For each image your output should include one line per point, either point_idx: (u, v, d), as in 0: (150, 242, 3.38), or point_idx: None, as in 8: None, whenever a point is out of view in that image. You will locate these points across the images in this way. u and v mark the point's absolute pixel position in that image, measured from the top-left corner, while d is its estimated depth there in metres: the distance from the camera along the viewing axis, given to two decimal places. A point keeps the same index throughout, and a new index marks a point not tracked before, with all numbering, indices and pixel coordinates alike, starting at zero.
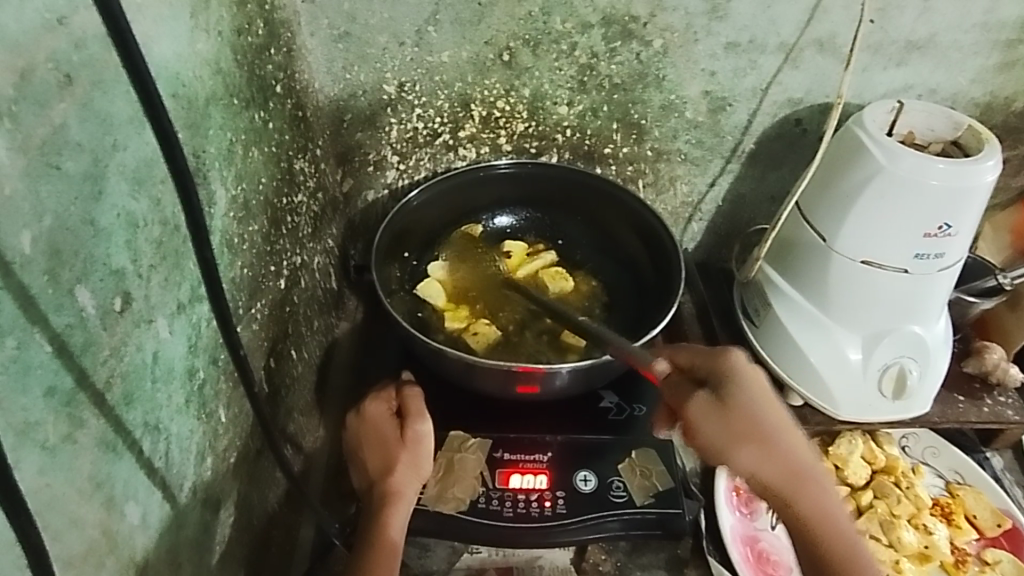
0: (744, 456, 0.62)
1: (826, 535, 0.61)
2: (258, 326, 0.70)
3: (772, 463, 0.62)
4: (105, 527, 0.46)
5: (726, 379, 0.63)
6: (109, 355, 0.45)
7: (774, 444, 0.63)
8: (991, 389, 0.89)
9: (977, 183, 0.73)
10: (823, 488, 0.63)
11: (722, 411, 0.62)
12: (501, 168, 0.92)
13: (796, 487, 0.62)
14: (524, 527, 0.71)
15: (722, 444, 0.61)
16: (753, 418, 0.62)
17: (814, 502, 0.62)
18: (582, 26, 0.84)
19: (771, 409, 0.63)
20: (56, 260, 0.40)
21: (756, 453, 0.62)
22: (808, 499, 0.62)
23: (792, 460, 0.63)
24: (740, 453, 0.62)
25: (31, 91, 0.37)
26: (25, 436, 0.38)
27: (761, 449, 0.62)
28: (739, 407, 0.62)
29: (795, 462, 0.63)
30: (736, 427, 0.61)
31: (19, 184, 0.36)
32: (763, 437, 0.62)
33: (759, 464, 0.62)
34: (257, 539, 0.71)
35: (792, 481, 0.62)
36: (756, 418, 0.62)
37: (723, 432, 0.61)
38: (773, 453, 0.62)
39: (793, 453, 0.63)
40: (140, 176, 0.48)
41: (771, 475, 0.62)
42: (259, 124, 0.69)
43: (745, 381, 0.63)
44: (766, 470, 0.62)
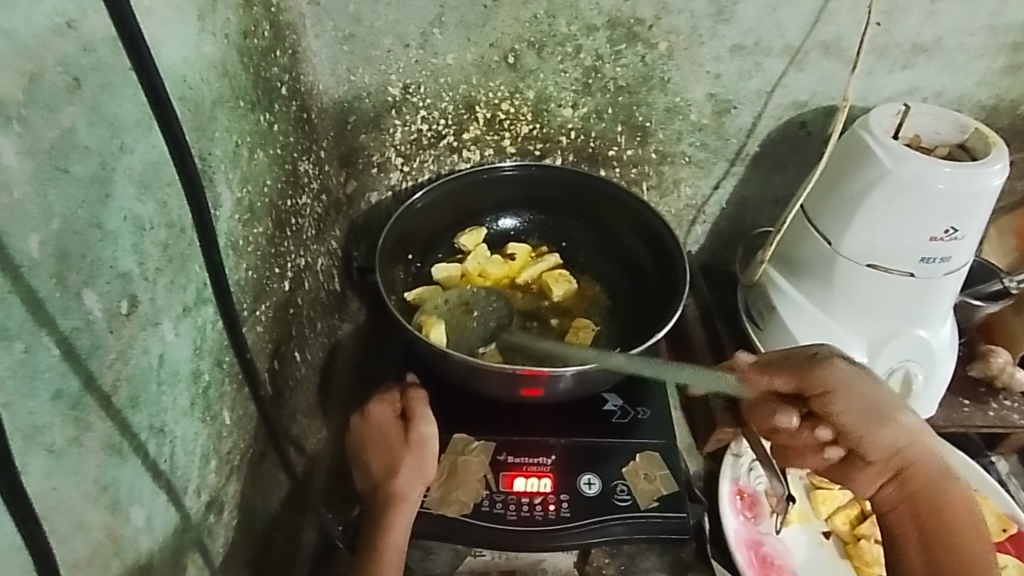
0: (879, 428, 0.63)
1: (955, 513, 0.62)
2: (262, 328, 0.70)
3: (903, 440, 0.64)
4: (111, 529, 0.46)
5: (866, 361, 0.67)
6: (115, 359, 0.45)
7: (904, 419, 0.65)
8: (996, 394, 0.89)
9: (984, 187, 0.73)
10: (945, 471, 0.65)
11: (855, 383, 0.64)
12: (505, 170, 0.91)
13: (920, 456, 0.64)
14: (527, 531, 0.71)
15: (852, 416, 0.64)
16: (878, 393, 0.65)
17: (940, 477, 0.64)
18: (587, 28, 0.84)
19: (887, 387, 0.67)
20: (63, 263, 0.40)
21: (889, 425, 0.64)
22: (936, 474, 0.64)
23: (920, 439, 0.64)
24: (873, 425, 0.63)
25: (40, 95, 0.37)
26: (32, 439, 0.38)
27: (893, 424, 0.64)
28: (864, 382, 0.65)
29: (924, 441, 0.64)
30: (868, 397, 0.64)
31: (28, 187, 0.36)
32: (891, 410, 0.64)
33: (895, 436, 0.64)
34: (261, 542, 0.71)
35: (923, 458, 0.64)
36: (881, 391, 0.65)
37: (851, 402, 0.64)
38: (906, 429, 0.64)
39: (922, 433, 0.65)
40: (146, 179, 0.48)
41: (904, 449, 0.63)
42: (265, 126, 0.69)
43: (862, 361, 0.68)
44: (902, 444, 0.64)
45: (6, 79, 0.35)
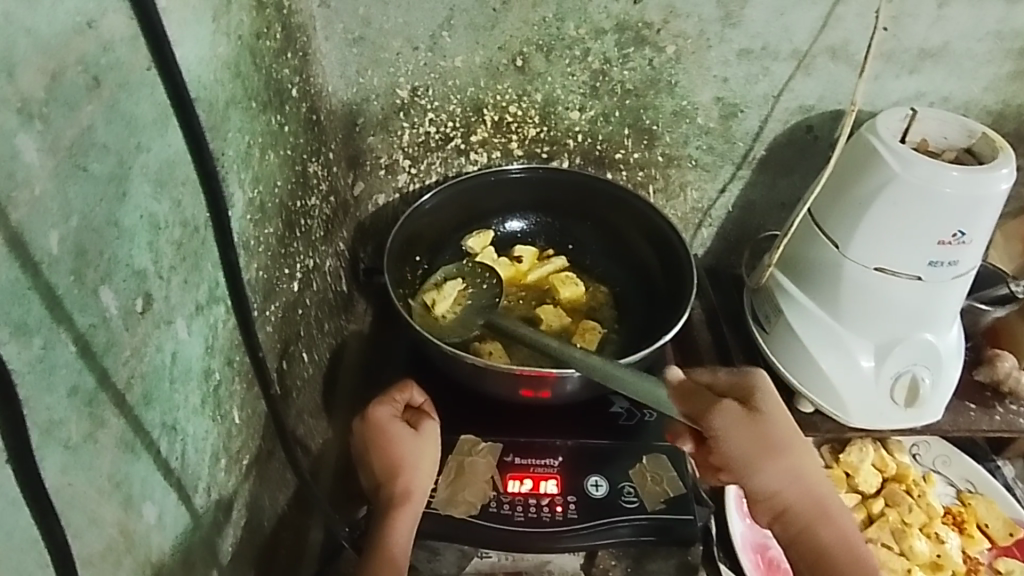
0: (772, 471, 0.61)
1: (827, 537, 0.62)
2: (272, 327, 0.70)
3: (788, 478, 0.61)
4: (123, 526, 0.46)
5: (757, 401, 0.61)
6: (130, 356, 0.45)
7: (773, 460, 0.60)
8: (1003, 398, 0.88)
9: (991, 192, 0.73)
10: (825, 496, 0.63)
11: (754, 431, 0.59)
12: (513, 172, 0.92)
13: (812, 506, 0.62)
14: (533, 531, 0.71)
15: (748, 462, 0.60)
16: (770, 434, 0.60)
17: (818, 514, 0.62)
18: (595, 32, 0.84)
19: (781, 427, 0.60)
20: (81, 259, 0.40)
21: (780, 464, 0.61)
22: (812, 510, 0.62)
23: (794, 475, 0.62)
24: (764, 471, 0.60)
25: (61, 93, 0.38)
26: (48, 435, 0.38)
27: (756, 468, 0.60)
28: (764, 430, 0.59)
29: (800, 473, 0.62)
30: (757, 445, 0.59)
31: (48, 184, 0.37)
32: (782, 449, 0.61)
33: (783, 474, 0.61)
34: (267, 542, 0.71)
35: (797, 493, 0.62)
36: (779, 439, 0.60)
37: (745, 452, 0.59)
38: (791, 466, 0.62)
39: (794, 467, 0.62)
40: (162, 178, 0.48)
41: (790, 489, 0.62)
42: (276, 127, 0.69)
43: (766, 395, 0.62)
44: (785, 484, 0.61)
45: (29, 76, 0.35)
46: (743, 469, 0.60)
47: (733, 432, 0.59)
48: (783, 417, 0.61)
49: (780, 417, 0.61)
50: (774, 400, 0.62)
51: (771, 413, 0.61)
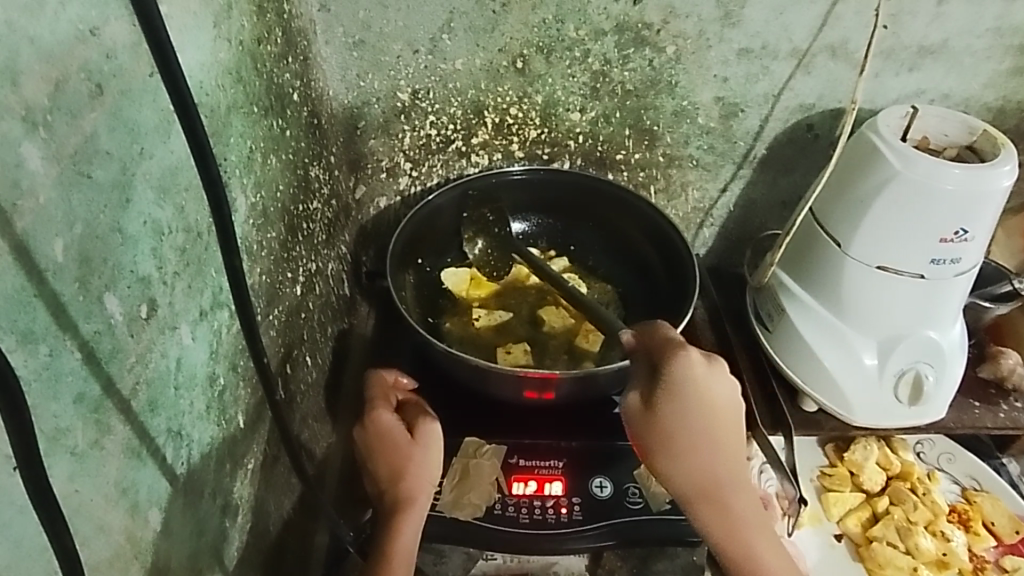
0: (673, 467, 0.58)
1: (727, 534, 0.59)
2: (275, 332, 0.70)
3: (685, 474, 0.58)
4: (130, 532, 0.46)
5: (674, 399, 0.56)
6: (135, 362, 0.45)
7: (678, 453, 0.57)
8: (1007, 395, 0.88)
9: (993, 188, 0.73)
10: (738, 500, 0.59)
11: (655, 423, 0.57)
12: (514, 174, 0.92)
13: (706, 504, 0.58)
14: (539, 533, 0.71)
15: (649, 448, 0.58)
16: (675, 430, 0.57)
17: (723, 518, 0.58)
18: (595, 33, 0.84)
19: (687, 425, 0.57)
20: (86, 267, 0.40)
21: (683, 462, 0.57)
22: (715, 513, 0.58)
23: (703, 475, 0.58)
24: (667, 463, 0.58)
25: (64, 101, 0.38)
26: (54, 443, 0.38)
27: (654, 457, 0.59)
28: (665, 418, 0.57)
29: (706, 475, 0.58)
30: (657, 439, 0.58)
31: (53, 193, 0.37)
32: (691, 446, 0.57)
33: (688, 470, 0.57)
34: (273, 546, 0.71)
35: (698, 492, 0.58)
36: (678, 428, 0.57)
37: (645, 439, 0.58)
38: (698, 467, 0.57)
39: (704, 467, 0.58)
40: (165, 185, 0.48)
41: (683, 485, 0.58)
42: (277, 132, 0.69)
43: (686, 393, 0.56)
44: (684, 481, 0.58)
45: (32, 85, 0.35)
46: (644, 452, 0.59)
47: (648, 421, 0.58)
48: (698, 416, 0.57)
49: (692, 413, 0.56)
50: (693, 396, 0.56)
51: (682, 410, 0.56)
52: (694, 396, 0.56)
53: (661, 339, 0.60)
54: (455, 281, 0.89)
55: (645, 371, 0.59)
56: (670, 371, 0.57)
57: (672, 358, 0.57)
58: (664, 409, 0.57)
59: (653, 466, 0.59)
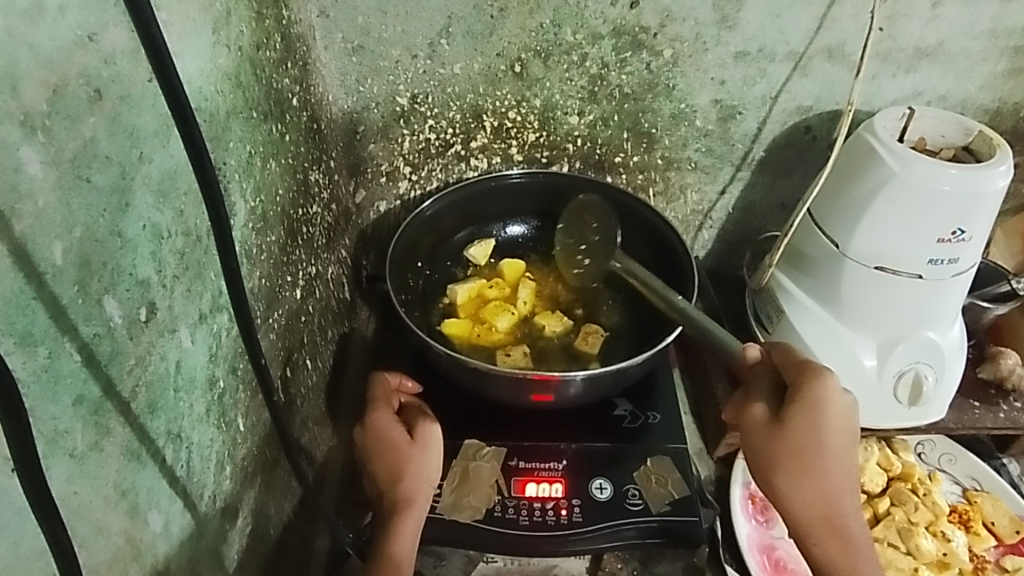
0: (787, 474, 0.63)
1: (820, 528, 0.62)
2: (275, 335, 0.71)
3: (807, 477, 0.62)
4: (129, 534, 0.46)
5: (806, 405, 0.62)
6: (135, 365, 0.46)
7: (844, 451, 0.63)
8: (1007, 396, 0.88)
9: (989, 189, 0.73)
10: (857, 532, 0.62)
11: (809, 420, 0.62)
12: (513, 177, 0.93)
13: (823, 508, 0.62)
14: (539, 535, 0.71)
15: (769, 459, 0.63)
16: (801, 444, 0.62)
17: (836, 540, 0.62)
18: (593, 37, 0.85)
19: (851, 434, 0.64)
20: (85, 270, 0.40)
21: (805, 482, 0.62)
22: (833, 541, 0.62)
23: (827, 506, 0.62)
24: (782, 471, 0.63)
25: (63, 106, 0.38)
26: (52, 445, 0.38)
27: (792, 468, 0.62)
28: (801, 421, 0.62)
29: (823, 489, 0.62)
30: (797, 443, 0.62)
31: (52, 197, 0.37)
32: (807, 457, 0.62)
33: (794, 475, 0.63)
34: (273, 550, 0.71)
35: (819, 505, 0.62)
36: (810, 437, 0.62)
37: (770, 447, 0.63)
38: (822, 492, 0.62)
39: (819, 463, 0.62)
40: (164, 188, 0.49)
41: (799, 491, 0.63)
42: (277, 136, 0.70)
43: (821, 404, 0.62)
44: (803, 504, 0.63)
45: (32, 90, 0.36)
46: (766, 470, 0.64)
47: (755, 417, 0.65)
48: (827, 424, 0.62)
49: (826, 424, 0.62)
50: (827, 409, 0.62)
51: (814, 416, 0.62)
52: (830, 412, 0.62)
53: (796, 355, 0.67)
54: (453, 327, 0.85)
55: (767, 386, 0.67)
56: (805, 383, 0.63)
57: (806, 372, 0.64)
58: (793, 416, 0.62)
59: (802, 470, 0.62)
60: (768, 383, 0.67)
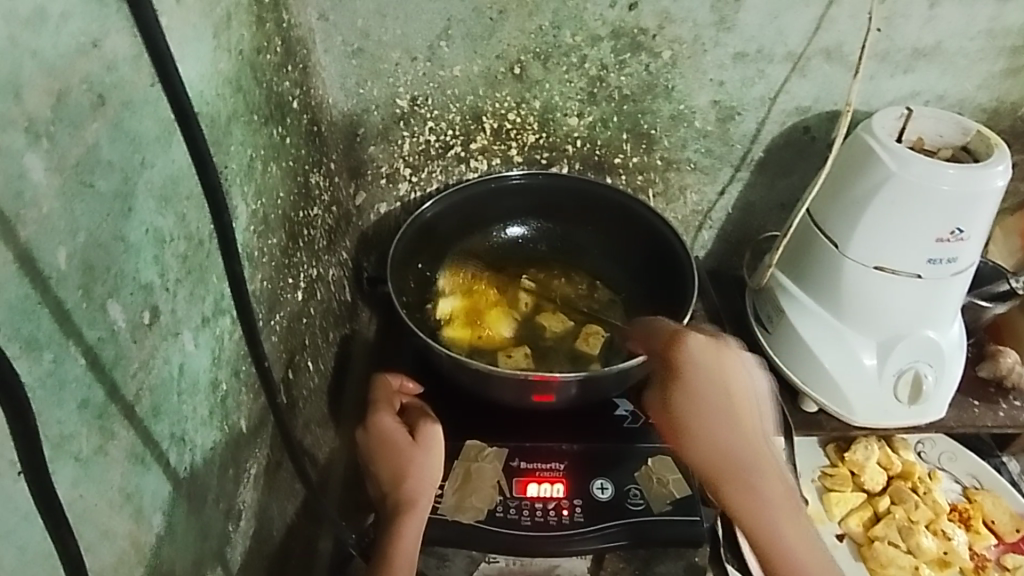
0: (676, 440, 0.61)
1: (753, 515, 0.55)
2: (277, 338, 0.71)
3: (689, 442, 0.65)
4: (134, 537, 0.46)
5: (678, 371, 0.60)
6: (138, 369, 0.46)
7: (738, 429, 0.56)
8: (1007, 394, 0.88)
9: (987, 188, 0.73)
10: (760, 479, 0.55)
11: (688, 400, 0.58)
12: (513, 179, 0.93)
13: (721, 462, 0.56)
14: (541, 535, 0.72)
15: (667, 433, 0.66)
16: (685, 397, 0.58)
17: (741, 485, 0.55)
18: (592, 39, 0.85)
19: (744, 392, 0.59)
20: (89, 275, 0.41)
21: (682, 439, 0.61)
22: (734, 487, 0.55)
23: (722, 449, 0.56)
24: (668, 438, 0.66)
25: (67, 112, 0.38)
26: (58, 449, 0.38)
27: (673, 431, 0.66)
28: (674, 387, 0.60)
29: (713, 443, 0.56)
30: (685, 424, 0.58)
31: (56, 203, 0.38)
32: (680, 419, 0.61)
33: (694, 447, 0.57)
34: (276, 552, 0.71)
35: (709, 459, 0.56)
36: (691, 392, 0.58)
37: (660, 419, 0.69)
38: (744, 483, 0.55)
39: (694, 419, 0.57)
40: (167, 193, 0.49)
41: (694, 450, 0.57)
42: (277, 140, 0.70)
43: (690, 368, 0.60)
44: (702, 457, 0.56)
45: (36, 98, 0.36)
46: (661, 442, 0.64)
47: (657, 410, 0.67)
48: (703, 384, 0.58)
49: (693, 376, 0.60)
50: (703, 367, 0.59)
51: (691, 375, 0.59)
52: (701, 367, 0.59)
53: (683, 331, 0.66)
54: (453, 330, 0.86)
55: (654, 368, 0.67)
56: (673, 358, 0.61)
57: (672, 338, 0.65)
58: (654, 395, 0.62)
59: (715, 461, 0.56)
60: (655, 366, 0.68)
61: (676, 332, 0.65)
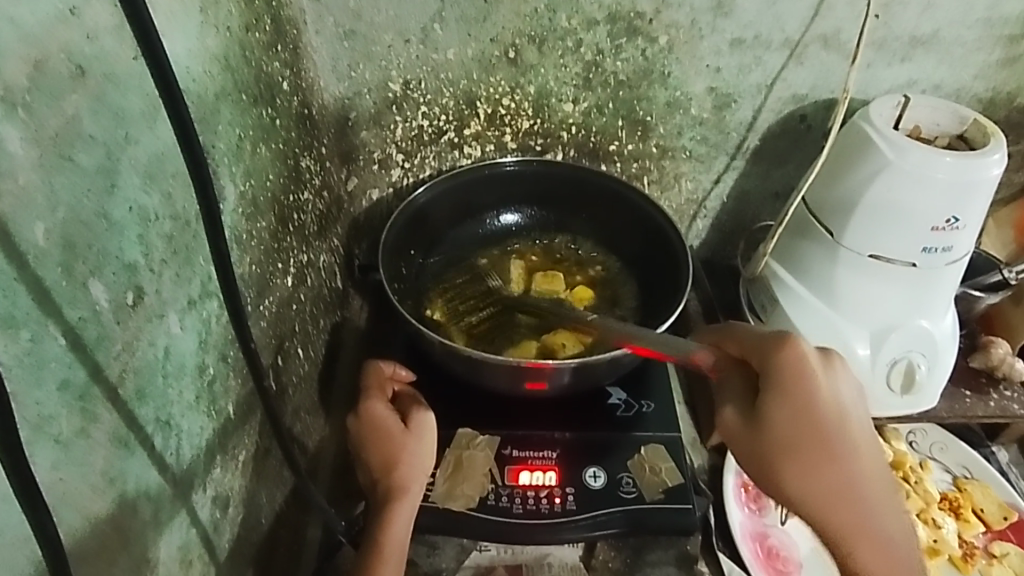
0: (796, 477, 0.55)
1: (830, 511, 0.55)
2: (266, 323, 0.70)
3: (818, 478, 0.54)
4: (118, 522, 0.45)
5: (781, 395, 0.54)
6: (122, 350, 0.45)
7: (840, 451, 0.55)
8: (998, 384, 0.89)
9: (983, 177, 0.73)
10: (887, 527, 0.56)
11: (798, 413, 0.54)
12: (506, 165, 0.91)
13: (833, 508, 0.55)
14: (532, 524, 0.71)
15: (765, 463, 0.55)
16: (793, 438, 0.54)
17: (859, 537, 0.56)
18: (588, 23, 0.84)
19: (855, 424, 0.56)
20: (70, 252, 0.39)
21: (829, 470, 0.54)
22: (865, 542, 0.56)
23: (838, 489, 0.55)
24: (789, 473, 0.55)
25: (45, 82, 0.37)
26: (37, 430, 0.37)
27: (777, 461, 0.55)
28: (779, 424, 0.54)
29: (846, 486, 0.55)
30: (810, 433, 0.54)
31: (34, 175, 0.36)
32: (816, 452, 0.54)
33: (802, 483, 0.54)
34: (264, 539, 0.70)
35: (835, 504, 0.55)
36: (809, 437, 0.54)
37: (760, 451, 0.55)
38: (836, 476, 0.54)
39: (856, 463, 0.55)
40: (151, 171, 0.48)
41: (813, 489, 0.54)
42: (267, 121, 0.69)
43: (799, 388, 0.54)
44: (805, 494, 0.55)
45: (12, 65, 0.35)
46: (761, 468, 0.56)
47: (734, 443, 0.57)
48: (825, 415, 0.55)
49: (819, 410, 0.54)
50: (808, 391, 0.54)
51: (798, 401, 0.54)
52: (814, 390, 0.55)
53: (755, 337, 0.59)
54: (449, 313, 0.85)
55: (739, 383, 0.58)
56: (779, 365, 0.55)
57: (768, 356, 0.56)
58: (777, 414, 0.54)
59: (821, 462, 0.54)
60: (737, 378, 0.58)
61: (776, 348, 0.56)
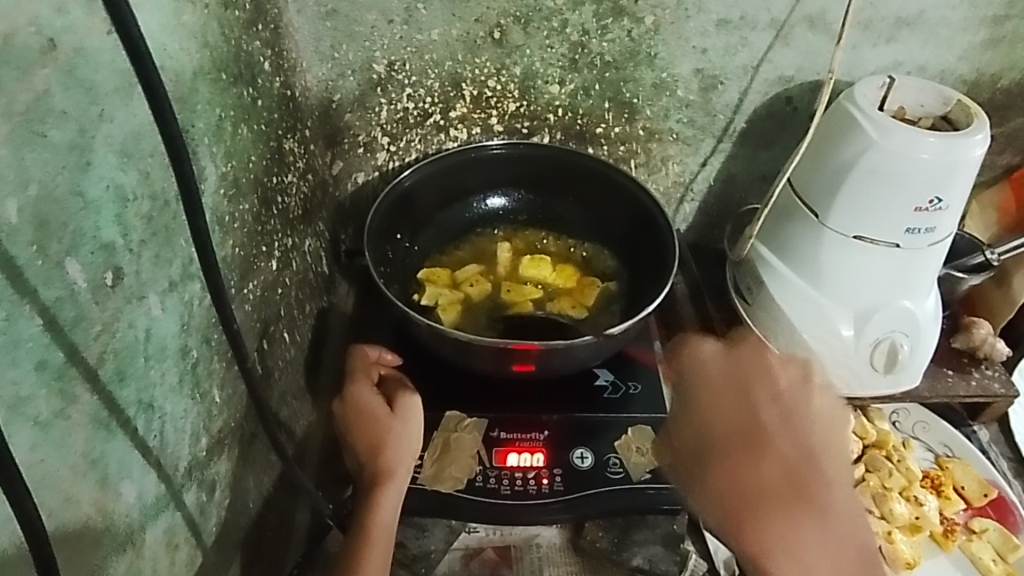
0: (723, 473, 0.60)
1: (768, 510, 0.56)
2: (250, 307, 0.69)
3: (744, 473, 0.59)
4: (100, 505, 0.45)
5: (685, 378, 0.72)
6: (101, 331, 0.44)
7: (752, 438, 0.61)
8: (980, 363, 0.90)
9: (966, 157, 0.74)
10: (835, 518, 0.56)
11: (706, 386, 0.69)
12: (493, 148, 0.91)
13: (769, 501, 0.57)
14: (521, 504, 0.72)
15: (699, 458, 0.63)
16: (702, 415, 0.66)
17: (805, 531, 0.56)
18: (573, 3, 0.83)
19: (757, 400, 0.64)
20: (43, 230, 0.39)
21: (752, 467, 0.59)
22: (815, 534, 0.55)
23: (767, 481, 0.58)
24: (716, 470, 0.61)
25: (13, 54, 0.36)
26: (14, 410, 0.37)
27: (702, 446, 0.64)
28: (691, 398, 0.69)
29: (773, 477, 0.58)
30: (714, 399, 0.67)
31: (4, 150, 0.35)
32: (733, 438, 0.62)
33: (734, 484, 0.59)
34: (251, 523, 0.70)
35: (770, 500, 0.57)
36: (713, 404, 0.66)
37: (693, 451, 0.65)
38: (759, 468, 0.59)
39: (771, 432, 0.62)
40: (128, 149, 0.47)
41: (742, 485, 0.58)
42: (248, 101, 0.68)
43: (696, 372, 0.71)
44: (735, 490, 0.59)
45: None
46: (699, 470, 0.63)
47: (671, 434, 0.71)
48: (723, 391, 0.67)
49: (718, 388, 0.67)
50: (702, 373, 0.71)
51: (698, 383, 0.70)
52: (710, 372, 0.70)
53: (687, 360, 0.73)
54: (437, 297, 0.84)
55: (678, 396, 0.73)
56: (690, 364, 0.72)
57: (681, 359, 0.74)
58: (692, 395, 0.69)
59: (747, 458, 0.60)
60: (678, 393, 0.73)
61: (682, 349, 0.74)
